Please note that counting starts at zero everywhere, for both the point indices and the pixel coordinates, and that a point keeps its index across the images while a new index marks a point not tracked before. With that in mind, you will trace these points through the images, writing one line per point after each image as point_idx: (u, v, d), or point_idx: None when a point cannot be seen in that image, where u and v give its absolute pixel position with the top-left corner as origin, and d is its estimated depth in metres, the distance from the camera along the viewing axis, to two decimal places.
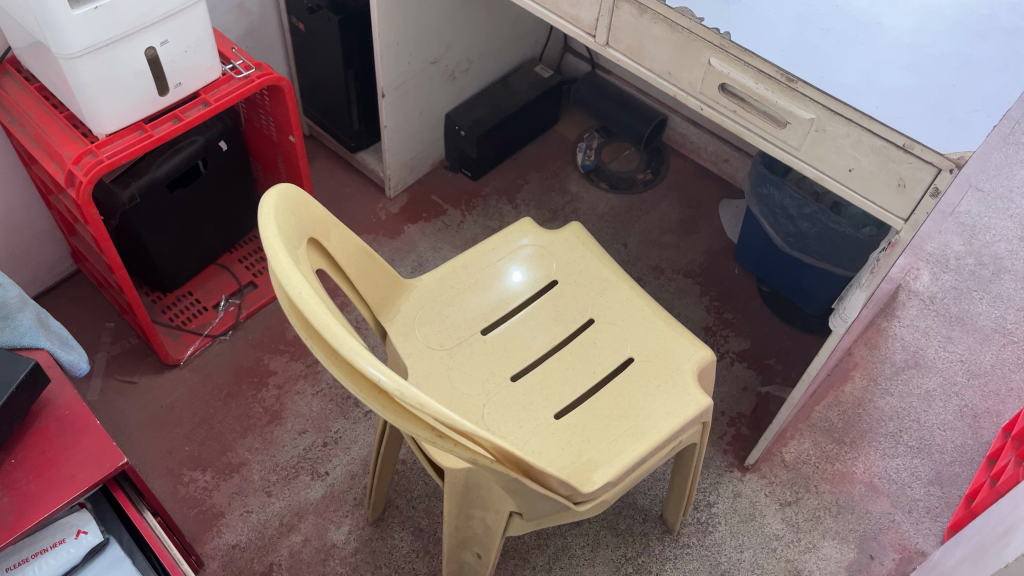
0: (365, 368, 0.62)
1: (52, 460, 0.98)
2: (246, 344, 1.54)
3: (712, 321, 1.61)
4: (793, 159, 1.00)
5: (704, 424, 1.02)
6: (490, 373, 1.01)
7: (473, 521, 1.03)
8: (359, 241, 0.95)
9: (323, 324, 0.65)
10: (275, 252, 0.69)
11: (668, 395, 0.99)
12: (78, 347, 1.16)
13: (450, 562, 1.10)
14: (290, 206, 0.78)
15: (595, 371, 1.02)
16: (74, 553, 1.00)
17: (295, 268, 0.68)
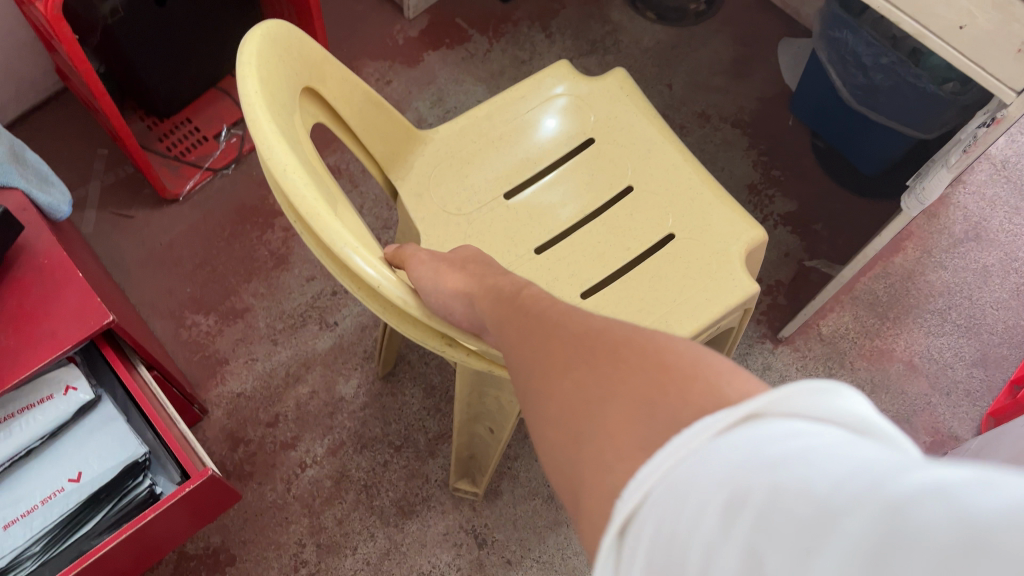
0: (360, 269, 0.53)
1: (32, 314, 0.89)
2: (250, 181, 1.43)
3: (758, 178, 1.48)
4: (889, 8, 0.83)
5: (746, 310, 0.91)
6: (511, 243, 0.90)
7: (487, 398, 0.95)
8: (364, 88, 0.81)
9: (312, 210, 0.53)
10: (255, 113, 0.56)
11: (714, 278, 0.88)
12: (60, 185, 1.06)
13: (461, 433, 1.04)
14: (277, 46, 0.64)
15: (632, 246, 0.90)
16: (64, 410, 0.94)
17: (279, 134, 0.56)
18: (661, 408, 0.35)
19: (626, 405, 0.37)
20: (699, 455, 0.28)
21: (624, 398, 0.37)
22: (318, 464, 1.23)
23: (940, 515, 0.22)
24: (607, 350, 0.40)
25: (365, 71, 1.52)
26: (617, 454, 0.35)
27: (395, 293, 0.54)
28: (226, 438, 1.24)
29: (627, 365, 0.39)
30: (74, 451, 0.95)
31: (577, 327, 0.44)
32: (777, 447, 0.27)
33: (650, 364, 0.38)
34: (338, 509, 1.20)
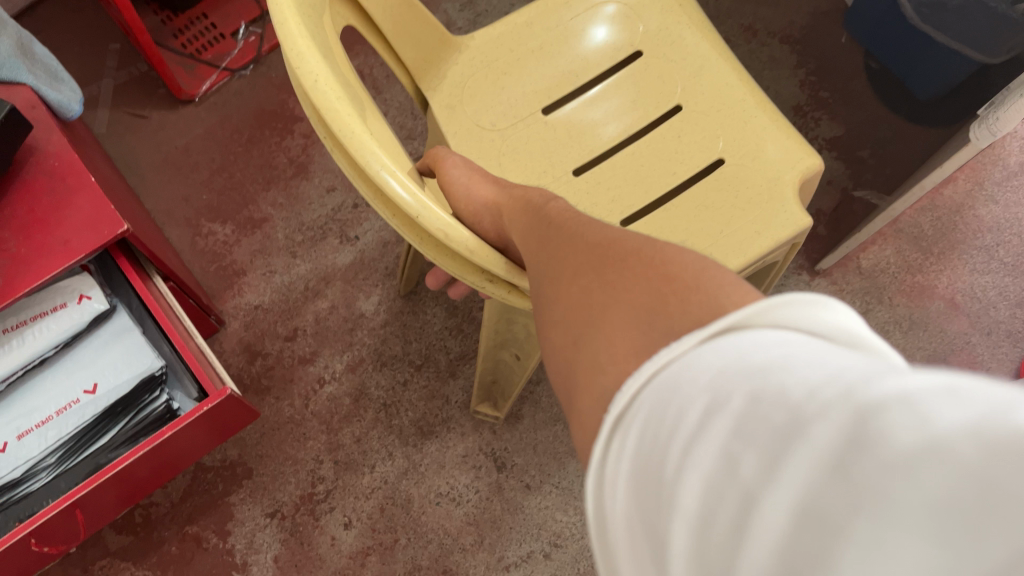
0: (394, 194, 0.48)
1: (42, 221, 0.85)
2: (268, 84, 1.35)
3: (804, 99, 1.46)
4: None
5: (795, 244, 0.86)
6: (548, 165, 0.84)
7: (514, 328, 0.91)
8: None
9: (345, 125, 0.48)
10: (282, 13, 0.50)
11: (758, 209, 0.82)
12: (70, 82, 1.00)
13: (486, 359, 1.01)
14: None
15: (675, 173, 0.84)
16: (79, 319, 0.91)
17: (309, 40, 0.50)
18: (660, 312, 0.33)
19: (624, 312, 0.35)
20: (685, 365, 0.28)
21: (628, 302, 0.35)
22: (337, 381, 1.21)
23: (909, 418, 0.21)
24: (617, 258, 0.38)
25: None
26: (611, 357, 0.34)
27: (433, 221, 0.49)
28: (244, 351, 1.22)
29: (637, 275, 0.37)
30: (90, 362, 0.92)
31: (594, 240, 0.42)
32: (757, 357, 0.26)
33: (664, 267, 0.36)
34: (357, 427, 1.19)
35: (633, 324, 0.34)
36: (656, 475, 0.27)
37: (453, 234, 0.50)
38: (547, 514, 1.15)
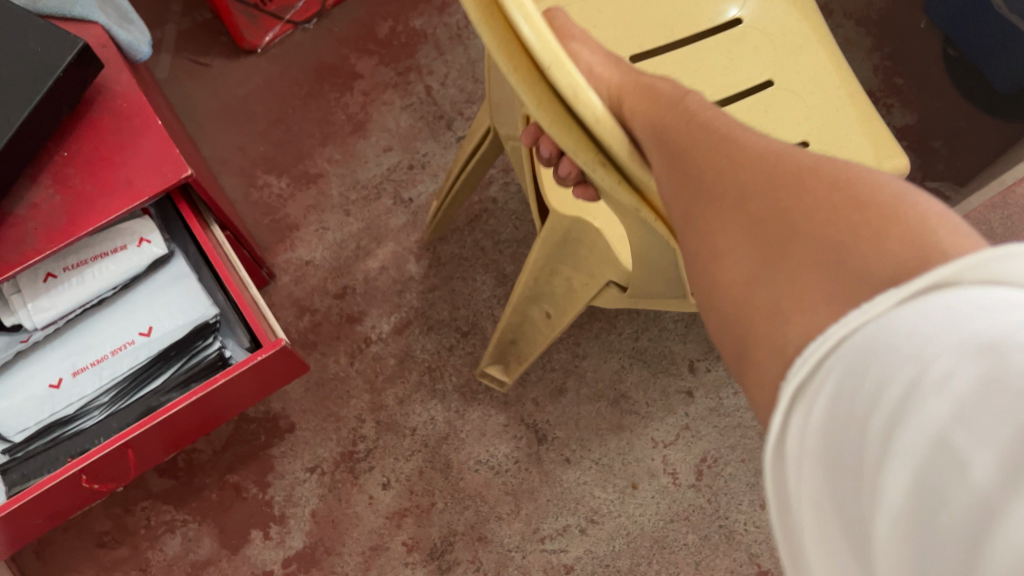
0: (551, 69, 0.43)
1: (108, 160, 0.85)
2: (331, 38, 1.34)
3: (878, 85, 1.37)
4: None
5: None
6: None
7: (553, 278, 0.88)
8: None
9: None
10: None
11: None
12: (140, 23, 0.99)
13: (514, 312, 0.99)
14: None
15: (754, 147, 0.82)
16: (137, 262, 0.91)
17: None
18: (849, 247, 0.35)
19: (806, 244, 0.37)
20: (889, 323, 0.30)
21: (812, 231, 0.37)
22: (383, 342, 1.20)
23: None
24: (791, 176, 0.40)
25: None
26: (795, 308, 0.36)
27: (588, 108, 0.44)
28: (293, 306, 1.21)
29: (813, 209, 0.38)
30: (145, 305, 0.93)
31: (759, 156, 0.43)
32: (973, 324, 0.28)
33: (842, 189, 0.37)
34: (400, 388, 1.18)
35: (817, 270, 0.36)
36: (862, 422, 0.29)
37: (597, 107, 0.45)
38: (585, 489, 1.15)
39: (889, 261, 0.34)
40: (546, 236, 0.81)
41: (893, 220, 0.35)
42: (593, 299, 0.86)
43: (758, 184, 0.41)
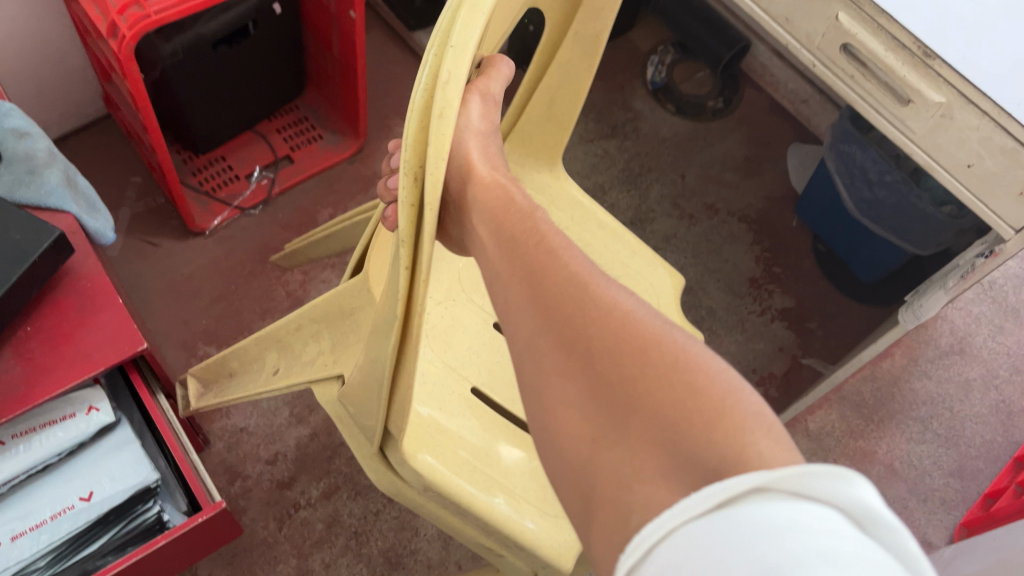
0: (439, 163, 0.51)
1: (68, 335, 0.93)
2: (274, 222, 1.48)
3: (759, 273, 1.56)
4: (905, 140, 0.90)
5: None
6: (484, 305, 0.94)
7: (306, 352, 0.86)
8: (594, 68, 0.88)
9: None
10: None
11: (501, 473, 0.84)
12: (106, 212, 1.09)
13: (256, 346, 0.90)
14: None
15: (492, 395, 0.89)
16: (85, 429, 0.97)
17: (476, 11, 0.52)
18: (680, 436, 0.43)
19: (644, 421, 0.45)
20: (687, 530, 0.35)
21: (649, 413, 0.45)
22: (312, 507, 1.26)
23: None
24: (634, 352, 0.48)
25: (397, 131, 1.60)
26: (635, 479, 0.43)
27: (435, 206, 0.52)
28: (225, 472, 1.26)
29: (655, 391, 0.45)
30: (88, 470, 0.97)
31: (608, 319, 0.50)
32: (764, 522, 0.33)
33: (675, 373, 0.46)
34: (327, 553, 1.23)
35: (652, 450, 0.44)
36: None
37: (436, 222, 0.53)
38: None
39: (716, 451, 0.41)
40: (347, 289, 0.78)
41: (721, 415, 0.43)
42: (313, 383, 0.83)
43: (610, 354, 0.48)
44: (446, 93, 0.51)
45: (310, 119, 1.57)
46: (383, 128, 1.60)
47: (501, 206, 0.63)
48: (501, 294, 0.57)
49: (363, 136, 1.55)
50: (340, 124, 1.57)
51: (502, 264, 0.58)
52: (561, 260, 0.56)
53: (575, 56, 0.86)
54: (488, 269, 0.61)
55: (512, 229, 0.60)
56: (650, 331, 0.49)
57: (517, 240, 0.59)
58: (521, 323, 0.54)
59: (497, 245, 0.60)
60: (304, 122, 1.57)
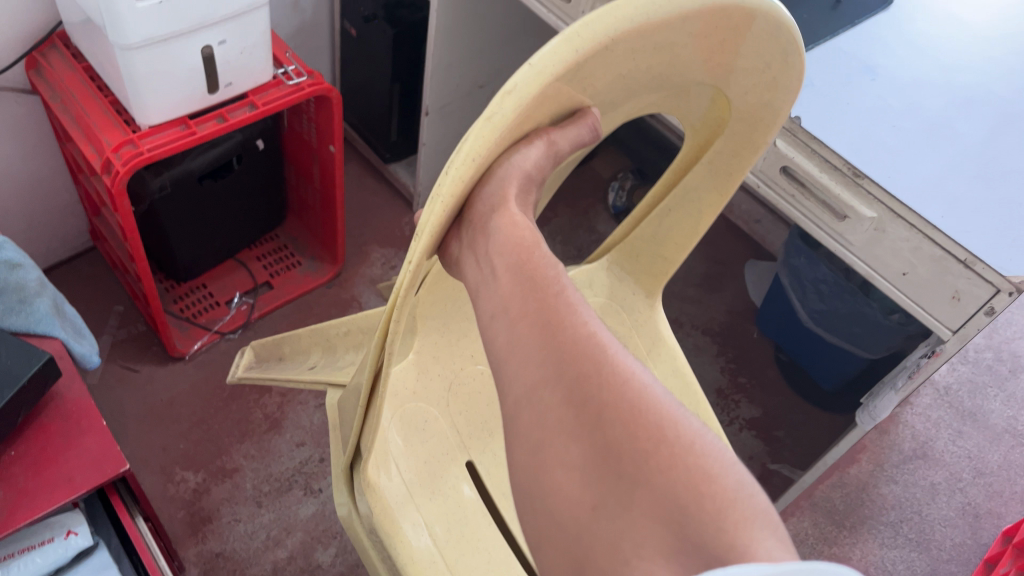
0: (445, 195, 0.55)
1: (52, 459, 0.94)
2: (253, 346, 1.51)
3: (726, 383, 1.62)
4: (845, 253, 0.98)
5: None
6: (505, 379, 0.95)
7: (344, 357, 0.93)
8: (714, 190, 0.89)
9: (597, 35, 0.54)
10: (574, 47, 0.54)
11: (439, 535, 0.83)
12: (92, 337, 1.12)
13: (310, 338, 0.97)
14: (763, 82, 0.72)
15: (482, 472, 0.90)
16: (62, 553, 0.97)
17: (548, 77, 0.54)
18: (686, 515, 0.45)
19: (650, 497, 0.47)
20: None
21: (655, 489, 0.47)
22: None
23: None
24: (643, 426, 0.49)
25: (374, 256, 1.67)
26: (637, 554, 0.45)
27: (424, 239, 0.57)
28: None
29: (664, 468, 0.47)
30: None
31: (620, 389, 0.50)
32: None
33: (682, 452, 0.48)
34: None
35: (656, 527, 0.46)
36: None
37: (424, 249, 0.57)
38: None
39: (725, 538, 0.44)
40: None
41: (733, 503, 0.45)
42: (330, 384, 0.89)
43: (623, 423, 0.49)
44: (499, 104, 0.53)
45: (290, 246, 1.64)
46: (359, 253, 1.67)
47: (527, 249, 0.59)
48: (504, 339, 0.56)
49: (341, 261, 1.61)
50: (318, 251, 1.64)
51: (512, 307, 0.56)
52: (580, 320, 0.55)
53: (703, 176, 0.88)
54: (491, 306, 0.58)
55: (533, 275, 0.58)
56: (665, 412, 0.50)
57: (535, 288, 0.57)
58: (527, 375, 0.53)
59: (512, 287, 0.58)
60: (283, 250, 1.63)
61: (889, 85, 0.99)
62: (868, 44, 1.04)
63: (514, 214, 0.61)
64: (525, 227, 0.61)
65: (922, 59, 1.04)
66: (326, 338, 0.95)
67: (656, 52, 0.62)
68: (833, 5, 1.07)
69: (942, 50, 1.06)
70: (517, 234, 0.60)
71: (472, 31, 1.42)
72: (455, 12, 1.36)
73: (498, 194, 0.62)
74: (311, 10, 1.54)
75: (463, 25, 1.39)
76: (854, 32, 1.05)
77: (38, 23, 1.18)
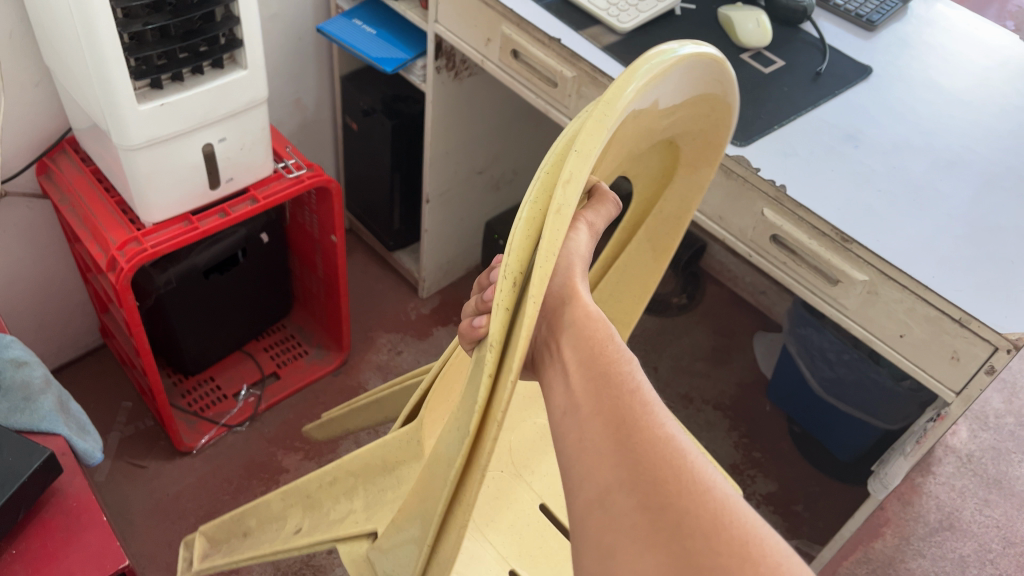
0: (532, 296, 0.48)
1: (52, 556, 0.92)
2: (260, 438, 1.51)
3: (740, 458, 1.58)
4: (841, 318, 0.98)
5: None
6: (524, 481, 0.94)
7: (335, 510, 0.82)
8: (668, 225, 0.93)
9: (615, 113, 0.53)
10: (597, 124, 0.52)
11: None
12: (96, 433, 1.11)
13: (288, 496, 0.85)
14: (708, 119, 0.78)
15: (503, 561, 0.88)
16: None
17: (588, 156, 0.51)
18: None
19: None
20: None
21: None
22: None
23: None
24: (724, 542, 0.45)
25: (380, 341, 1.68)
26: None
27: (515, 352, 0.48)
28: None
29: None
30: None
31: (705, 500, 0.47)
32: None
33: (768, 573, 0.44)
34: None
35: None
36: None
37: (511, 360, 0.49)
38: None
39: None
40: (398, 435, 0.77)
41: None
42: (339, 542, 0.78)
43: (705, 535, 0.46)
44: (563, 193, 0.50)
45: (296, 336, 1.66)
46: (366, 340, 1.68)
47: (600, 342, 0.58)
48: (575, 438, 0.53)
49: (347, 348, 1.62)
50: (325, 338, 1.65)
51: (585, 406, 0.54)
52: (657, 421, 0.52)
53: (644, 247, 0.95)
54: (564, 406, 0.55)
55: (607, 373, 0.55)
56: (750, 524, 0.47)
57: (608, 385, 0.54)
58: (603, 477, 0.50)
59: (583, 386, 0.55)
60: (290, 340, 1.65)
61: (872, 151, 1.01)
62: (849, 112, 1.06)
63: (587, 307, 0.60)
64: (600, 321, 0.60)
65: (902, 124, 1.05)
66: (306, 495, 0.84)
67: (637, 116, 0.62)
68: (813, 77, 1.10)
69: (923, 114, 1.08)
70: (587, 331, 0.59)
71: (468, 119, 1.46)
72: (450, 103, 1.40)
73: (567, 284, 0.61)
74: (313, 107, 1.60)
75: (458, 115, 1.44)
76: (835, 102, 1.07)
77: (49, 131, 1.23)
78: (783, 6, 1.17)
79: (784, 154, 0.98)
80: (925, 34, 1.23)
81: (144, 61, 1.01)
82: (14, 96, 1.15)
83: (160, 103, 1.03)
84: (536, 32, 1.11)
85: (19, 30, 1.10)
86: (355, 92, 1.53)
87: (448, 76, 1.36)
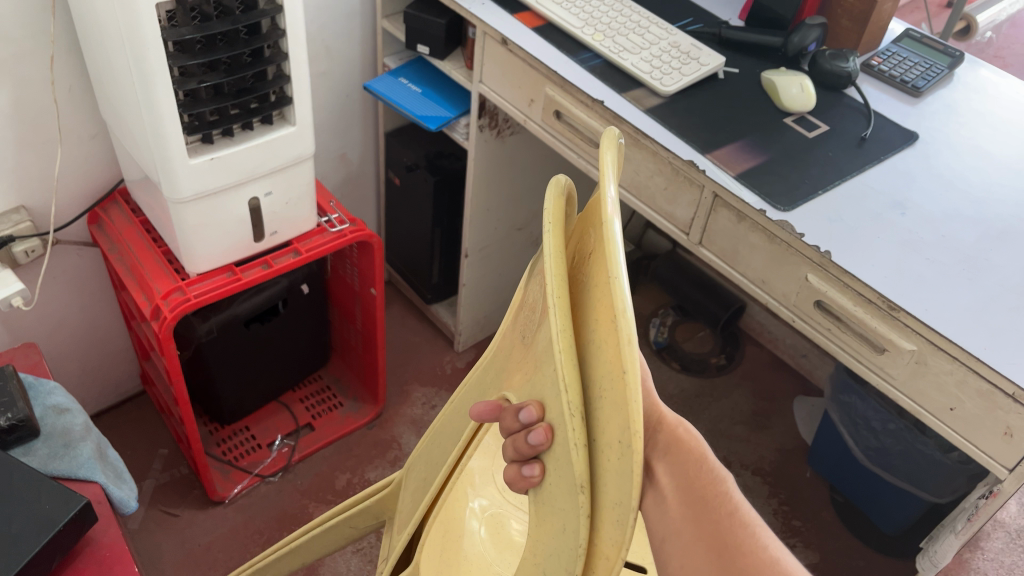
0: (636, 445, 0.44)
1: None
2: (294, 489, 1.50)
3: (780, 526, 1.54)
4: (888, 387, 0.95)
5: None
6: None
7: None
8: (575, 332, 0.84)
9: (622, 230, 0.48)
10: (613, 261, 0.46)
11: None
12: (133, 482, 1.11)
13: None
14: None
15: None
16: None
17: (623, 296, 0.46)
18: None
19: None
20: None
21: None
22: None
23: None
24: None
25: (414, 395, 1.68)
26: None
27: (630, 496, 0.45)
28: None
29: None
30: None
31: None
32: None
33: None
34: None
35: None
36: None
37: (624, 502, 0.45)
38: None
39: None
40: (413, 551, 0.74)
41: None
42: None
43: None
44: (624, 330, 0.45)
45: (332, 387, 1.66)
46: (401, 394, 1.67)
47: (694, 466, 0.60)
48: (679, 565, 0.58)
49: (382, 402, 1.62)
50: (360, 391, 1.65)
51: (684, 533, 0.58)
52: (759, 545, 0.57)
53: None
54: (661, 529, 0.59)
55: (703, 496, 0.59)
56: None
57: (706, 510, 0.59)
58: None
59: (681, 511, 0.59)
60: (326, 391, 1.65)
61: (919, 218, 0.99)
62: (895, 179, 1.05)
63: (676, 429, 0.62)
64: (694, 442, 0.61)
65: (951, 192, 1.04)
66: None
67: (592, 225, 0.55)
68: (858, 143, 1.09)
69: (971, 182, 1.06)
70: (683, 452, 0.61)
71: (508, 176, 1.47)
72: (493, 159, 1.42)
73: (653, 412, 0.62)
74: (357, 161, 1.63)
75: (499, 171, 1.45)
76: (880, 168, 1.06)
77: (102, 181, 1.26)
78: (827, 72, 1.17)
79: (829, 220, 0.97)
80: (973, 101, 1.22)
81: (196, 117, 1.04)
82: (70, 147, 1.19)
83: (209, 157, 1.05)
84: (577, 94, 1.12)
85: (77, 85, 1.14)
86: (398, 148, 1.56)
87: (490, 134, 1.37)
